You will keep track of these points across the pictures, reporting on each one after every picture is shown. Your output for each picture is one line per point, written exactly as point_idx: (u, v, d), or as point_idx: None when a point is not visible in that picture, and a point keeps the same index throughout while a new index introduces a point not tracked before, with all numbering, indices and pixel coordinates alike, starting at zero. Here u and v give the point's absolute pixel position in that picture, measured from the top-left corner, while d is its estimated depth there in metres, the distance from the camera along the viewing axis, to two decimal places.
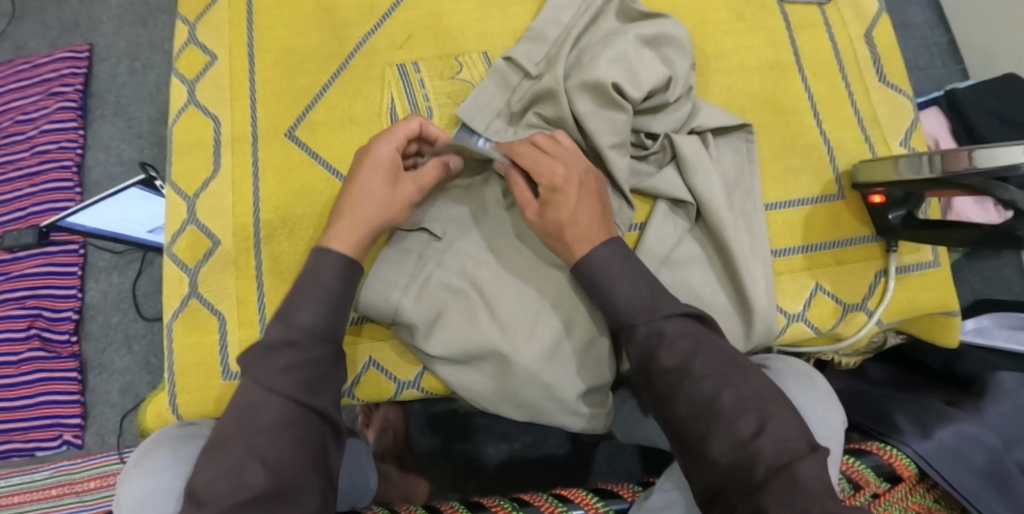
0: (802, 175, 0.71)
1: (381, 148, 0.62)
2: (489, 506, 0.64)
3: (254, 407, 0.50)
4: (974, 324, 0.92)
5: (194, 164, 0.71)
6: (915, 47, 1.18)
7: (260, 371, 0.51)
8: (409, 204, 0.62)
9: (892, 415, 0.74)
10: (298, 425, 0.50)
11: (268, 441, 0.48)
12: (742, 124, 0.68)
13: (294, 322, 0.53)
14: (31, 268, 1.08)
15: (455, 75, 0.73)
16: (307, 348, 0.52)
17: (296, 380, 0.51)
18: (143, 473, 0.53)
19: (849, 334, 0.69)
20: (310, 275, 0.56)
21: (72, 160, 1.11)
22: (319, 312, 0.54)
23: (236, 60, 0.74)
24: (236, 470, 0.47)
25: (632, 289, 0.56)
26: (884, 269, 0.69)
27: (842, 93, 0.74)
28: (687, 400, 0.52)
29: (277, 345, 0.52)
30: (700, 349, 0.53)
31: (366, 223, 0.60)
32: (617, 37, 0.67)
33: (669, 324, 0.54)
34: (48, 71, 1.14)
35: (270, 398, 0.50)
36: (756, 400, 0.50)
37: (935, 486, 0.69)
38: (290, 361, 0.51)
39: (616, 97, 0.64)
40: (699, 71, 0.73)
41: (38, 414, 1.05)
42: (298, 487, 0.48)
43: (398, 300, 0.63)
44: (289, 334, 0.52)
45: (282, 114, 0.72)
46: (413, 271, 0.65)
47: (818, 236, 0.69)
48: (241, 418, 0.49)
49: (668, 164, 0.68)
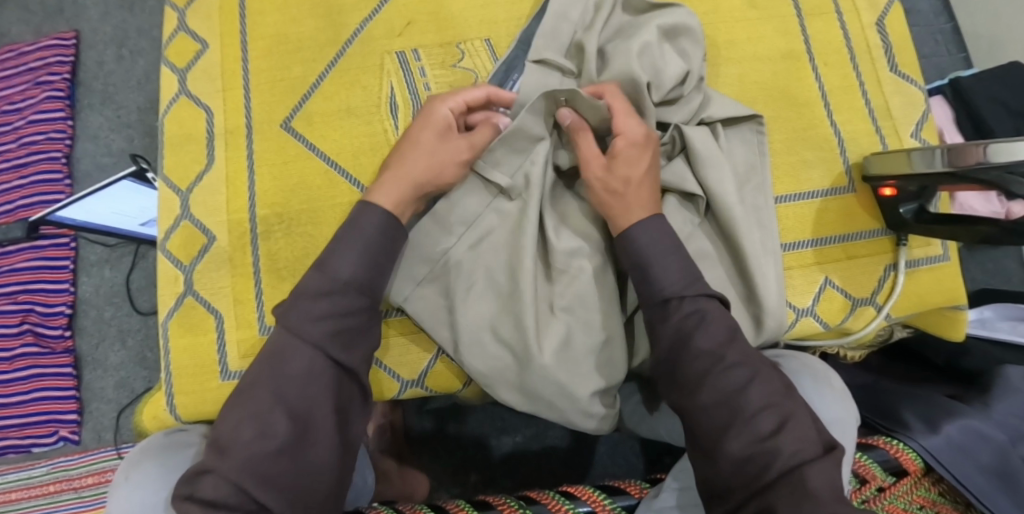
0: (811, 168, 0.69)
1: (440, 110, 0.62)
2: (495, 505, 0.64)
3: (283, 354, 0.51)
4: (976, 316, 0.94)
5: (187, 156, 0.69)
6: (921, 34, 1.17)
7: (293, 317, 0.52)
8: (458, 160, 0.62)
9: (899, 411, 0.75)
10: (323, 377, 0.51)
11: (296, 390, 0.50)
12: (753, 115, 0.66)
13: (330, 270, 0.54)
14: (23, 262, 1.06)
15: (457, 63, 0.71)
16: (346, 296, 0.53)
17: (332, 330, 0.52)
18: (133, 484, 0.54)
19: (857, 328, 0.68)
20: (356, 229, 0.56)
21: (61, 151, 1.08)
22: (360, 264, 0.55)
23: (227, 49, 0.72)
24: (260, 417, 0.49)
25: (679, 269, 0.56)
26: (894, 263, 0.68)
27: (853, 84, 0.72)
28: (710, 391, 0.52)
29: (317, 292, 0.53)
30: (737, 339, 0.54)
31: (410, 178, 0.59)
32: (638, 29, 0.65)
33: (709, 304, 0.55)
34: (32, 60, 1.11)
35: (300, 345, 0.51)
36: (779, 399, 0.51)
37: (940, 481, 0.72)
38: (327, 308, 0.52)
39: (647, 97, 0.62)
40: (709, 62, 0.71)
41: (33, 410, 1.04)
42: (316, 437, 0.50)
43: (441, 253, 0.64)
44: (328, 283, 0.53)
45: (278, 105, 0.70)
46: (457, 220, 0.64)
47: (828, 230, 0.68)
48: (269, 366, 0.50)
49: (677, 156, 0.66)
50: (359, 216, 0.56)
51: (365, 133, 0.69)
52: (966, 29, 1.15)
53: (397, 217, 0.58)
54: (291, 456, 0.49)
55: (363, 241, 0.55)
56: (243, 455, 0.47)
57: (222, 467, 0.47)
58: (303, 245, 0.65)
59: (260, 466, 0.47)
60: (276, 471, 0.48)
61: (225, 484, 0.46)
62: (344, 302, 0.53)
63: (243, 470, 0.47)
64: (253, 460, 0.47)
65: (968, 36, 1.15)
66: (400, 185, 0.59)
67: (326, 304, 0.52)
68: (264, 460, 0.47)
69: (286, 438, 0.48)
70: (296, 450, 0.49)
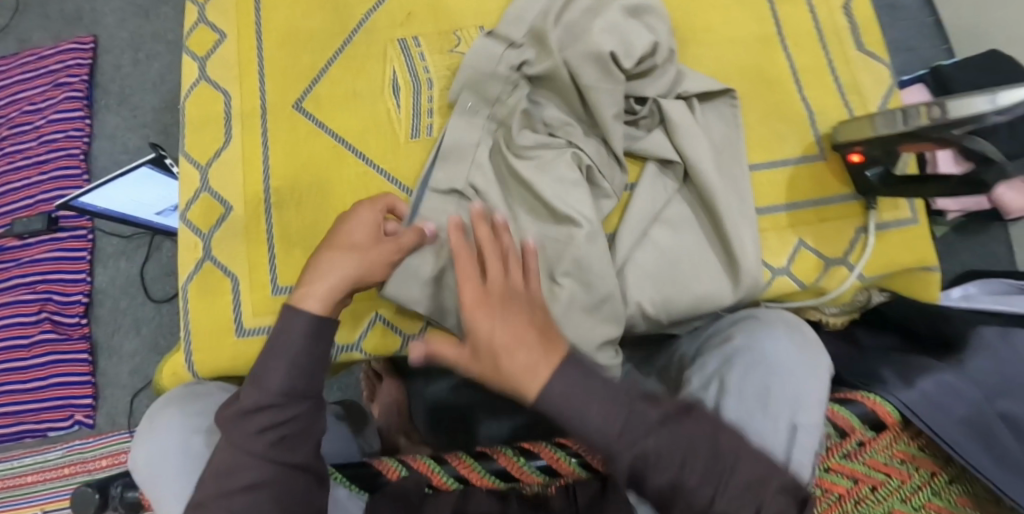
0: (785, 138, 0.74)
1: (360, 215, 0.62)
2: (494, 456, 0.68)
3: (232, 468, 0.52)
4: (962, 293, 1.04)
5: (206, 137, 0.74)
6: (905, 28, 1.25)
7: (235, 434, 0.53)
8: (387, 262, 0.62)
9: (878, 371, 0.79)
10: (274, 486, 0.52)
11: (245, 504, 0.51)
12: (726, 90, 0.71)
13: (265, 385, 0.54)
14: (42, 254, 1.12)
15: (453, 48, 0.76)
16: (285, 408, 0.53)
17: (259, 450, 0.52)
18: (154, 433, 0.59)
19: (832, 288, 0.72)
20: (276, 344, 0.55)
21: (78, 148, 1.14)
22: (288, 373, 0.54)
23: (244, 39, 0.77)
24: None
25: (606, 411, 0.47)
26: (864, 226, 0.72)
27: (823, 63, 0.77)
28: (685, 503, 0.47)
29: (251, 409, 0.53)
30: (690, 461, 0.46)
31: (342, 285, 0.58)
32: (603, 9, 0.70)
33: (653, 442, 0.46)
34: (53, 63, 1.18)
35: (246, 460, 0.52)
36: (753, 486, 0.47)
37: (920, 436, 0.75)
38: (266, 422, 0.53)
39: (613, 65, 0.67)
40: (686, 45, 0.77)
41: (51, 394, 1.09)
42: None
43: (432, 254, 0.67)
44: (262, 400, 0.53)
45: (289, 89, 0.75)
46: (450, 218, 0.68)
47: (801, 194, 0.73)
48: (218, 481, 0.51)
49: (657, 128, 0.72)
50: (286, 323, 0.55)
51: (374, 112, 0.74)
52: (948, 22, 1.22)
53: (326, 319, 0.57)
54: None
55: (287, 353, 0.54)
56: None
57: None
58: (313, 214, 0.70)
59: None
60: None
61: None
62: (274, 418, 0.53)
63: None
64: None
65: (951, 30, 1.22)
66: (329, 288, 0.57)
67: (252, 424, 0.53)
68: None
69: None
70: None
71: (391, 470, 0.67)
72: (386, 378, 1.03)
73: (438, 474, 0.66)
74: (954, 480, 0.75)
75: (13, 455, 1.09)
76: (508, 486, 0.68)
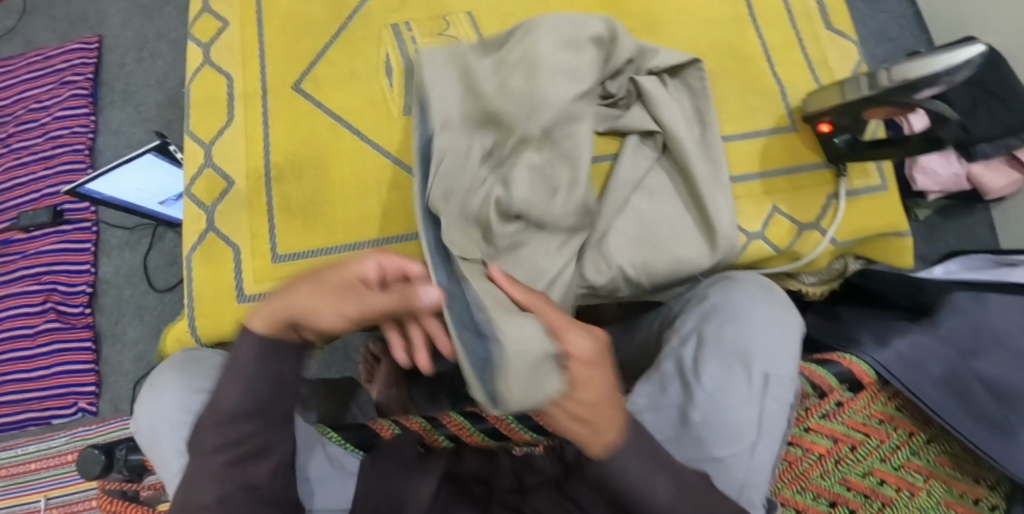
0: (759, 110, 0.78)
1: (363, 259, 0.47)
2: (483, 415, 0.71)
3: (189, 481, 0.52)
4: (944, 269, 1.07)
5: (210, 117, 0.78)
6: (886, 19, 1.31)
7: (197, 446, 0.53)
8: (338, 313, 0.46)
9: (857, 335, 0.82)
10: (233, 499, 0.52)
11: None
12: (692, 60, 0.75)
13: (219, 401, 0.52)
14: (48, 245, 1.15)
15: (444, 32, 0.81)
16: (238, 427, 0.52)
17: (220, 463, 0.52)
18: (154, 399, 0.62)
19: (806, 253, 0.75)
20: (233, 362, 0.52)
21: (83, 144, 1.18)
22: (239, 392, 0.52)
23: (247, 27, 0.81)
24: None
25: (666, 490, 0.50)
26: (836, 193, 0.76)
27: (794, 40, 0.81)
28: None
29: (213, 423, 0.52)
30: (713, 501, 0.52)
31: (286, 312, 0.48)
32: (533, 48, 0.70)
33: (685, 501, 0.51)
34: (59, 62, 1.22)
35: (203, 476, 0.52)
36: None
37: (897, 396, 0.78)
38: (226, 440, 0.52)
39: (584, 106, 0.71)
40: (663, 25, 0.81)
41: (55, 382, 1.12)
42: None
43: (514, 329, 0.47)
44: (217, 418, 0.52)
45: (289, 71, 0.79)
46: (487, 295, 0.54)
47: (774, 163, 0.76)
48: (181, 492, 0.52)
49: (635, 104, 0.75)
50: (234, 348, 0.52)
51: (368, 91, 0.78)
52: (927, 14, 1.28)
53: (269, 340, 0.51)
54: None
55: (240, 374, 0.52)
56: None
57: None
58: (312, 186, 0.74)
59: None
60: None
61: None
62: (234, 431, 0.52)
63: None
64: None
65: (930, 20, 1.28)
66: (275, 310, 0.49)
67: (214, 437, 0.52)
68: None
69: None
70: None
71: (384, 428, 0.69)
72: (384, 360, 1.05)
73: (431, 432, 0.70)
74: (933, 439, 0.78)
75: (18, 442, 1.12)
76: (498, 444, 0.71)
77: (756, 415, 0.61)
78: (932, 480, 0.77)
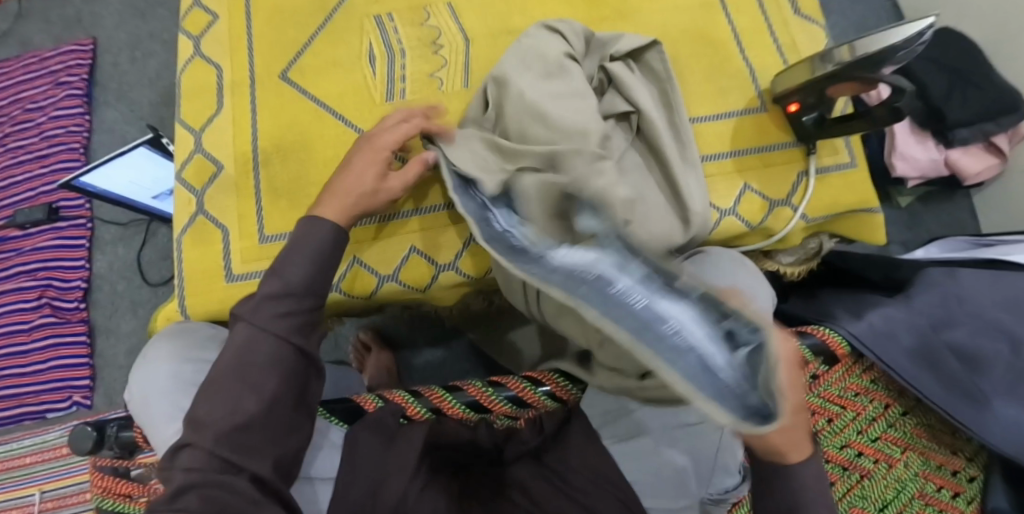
0: (729, 93, 0.80)
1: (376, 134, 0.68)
2: (463, 388, 0.72)
3: (248, 345, 0.56)
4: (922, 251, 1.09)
5: (199, 105, 0.80)
6: (864, 11, 1.34)
7: (257, 315, 0.57)
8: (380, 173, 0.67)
9: (832, 311, 0.84)
10: (285, 364, 0.57)
11: (258, 370, 0.55)
12: (654, 41, 0.77)
13: (285, 276, 0.59)
14: (43, 242, 1.17)
15: (424, 22, 0.83)
16: (295, 301, 0.59)
17: (282, 327, 0.57)
18: (147, 367, 0.64)
19: (779, 228, 0.78)
20: (301, 243, 0.61)
21: (78, 142, 1.21)
22: (308, 267, 0.60)
23: (235, 19, 0.84)
24: (230, 398, 0.54)
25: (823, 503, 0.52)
26: (806, 170, 0.78)
27: (762, 26, 0.84)
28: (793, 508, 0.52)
29: (273, 294, 0.58)
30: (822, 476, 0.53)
31: (347, 195, 0.65)
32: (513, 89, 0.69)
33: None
34: (54, 64, 1.25)
35: (264, 337, 0.56)
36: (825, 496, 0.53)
37: (872, 369, 0.77)
38: (283, 309, 0.58)
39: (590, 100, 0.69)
40: (634, 12, 0.84)
41: (50, 376, 1.13)
42: (288, 422, 0.57)
43: (740, 328, 0.40)
44: (279, 288, 0.58)
45: (276, 61, 0.81)
46: (649, 308, 0.40)
47: (745, 142, 0.79)
48: (238, 354, 0.56)
49: (608, 89, 0.77)
50: (307, 231, 0.62)
51: (352, 79, 0.80)
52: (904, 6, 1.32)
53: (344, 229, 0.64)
54: (253, 429, 0.54)
55: (308, 251, 0.61)
56: (217, 428, 0.53)
57: (199, 441, 0.52)
58: (296, 168, 0.76)
59: (235, 434, 0.53)
60: (248, 440, 0.54)
61: (203, 455, 0.52)
62: (289, 303, 0.58)
63: (224, 428, 0.53)
64: (224, 432, 0.53)
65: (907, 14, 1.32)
66: (342, 199, 0.65)
67: (277, 306, 0.58)
68: (231, 431, 0.53)
69: (255, 415, 0.54)
70: (247, 429, 0.54)
71: (367, 402, 0.71)
72: (374, 349, 1.08)
73: (413, 405, 0.71)
74: (910, 411, 0.79)
75: (14, 437, 1.13)
76: (480, 417, 0.73)
77: None
78: (908, 452, 0.78)
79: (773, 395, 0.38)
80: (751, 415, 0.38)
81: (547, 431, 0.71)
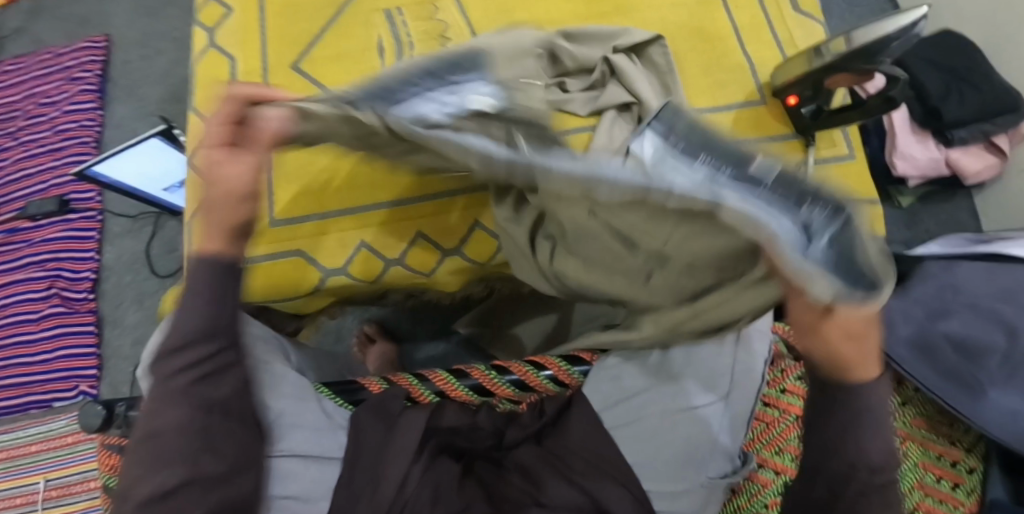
0: (728, 86, 0.82)
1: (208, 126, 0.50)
2: (468, 372, 0.74)
3: (155, 411, 0.49)
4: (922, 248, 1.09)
5: (212, 94, 0.82)
6: (865, 15, 1.36)
7: (158, 376, 0.49)
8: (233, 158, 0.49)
9: None
10: (196, 424, 0.49)
11: (161, 443, 0.48)
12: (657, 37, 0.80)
13: (177, 326, 0.49)
14: (54, 233, 1.19)
15: (432, 16, 0.85)
16: (195, 349, 0.49)
17: (187, 382, 0.49)
18: None
19: None
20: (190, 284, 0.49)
21: (90, 136, 1.23)
22: (201, 310, 0.49)
23: (249, 11, 0.86)
24: (146, 469, 0.48)
25: (881, 439, 0.47)
26: (804, 161, 0.79)
27: (761, 22, 0.86)
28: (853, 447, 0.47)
29: (170, 348, 0.49)
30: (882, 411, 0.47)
31: (222, 204, 0.48)
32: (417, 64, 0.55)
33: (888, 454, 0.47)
34: (68, 60, 1.28)
35: (168, 401, 0.49)
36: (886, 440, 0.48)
37: None
38: (182, 362, 0.49)
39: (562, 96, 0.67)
40: (633, 8, 0.86)
41: (57, 366, 1.14)
42: (217, 481, 0.50)
43: (825, 212, 0.34)
44: (172, 340, 0.49)
45: (287, 51, 0.83)
46: (718, 194, 0.33)
47: (746, 134, 0.80)
48: (143, 425, 0.49)
49: (610, 82, 0.78)
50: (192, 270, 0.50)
51: (361, 70, 0.82)
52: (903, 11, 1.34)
53: (228, 256, 0.50)
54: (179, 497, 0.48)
55: (195, 292, 0.49)
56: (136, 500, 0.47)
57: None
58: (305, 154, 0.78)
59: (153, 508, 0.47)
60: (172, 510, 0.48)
61: None
62: (191, 351, 0.49)
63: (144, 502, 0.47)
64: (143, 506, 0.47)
65: None
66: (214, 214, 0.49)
67: (179, 358, 0.49)
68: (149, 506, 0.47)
69: (177, 485, 0.48)
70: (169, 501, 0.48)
71: (373, 385, 0.73)
72: (378, 341, 1.09)
73: (418, 388, 0.72)
74: (907, 401, 0.80)
75: (19, 425, 1.14)
76: (482, 401, 0.74)
77: (728, 366, 0.64)
78: (907, 442, 0.78)
79: (871, 262, 0.33)
80: (852, 284, 0.33)
81: (549, 415, 0.68)
